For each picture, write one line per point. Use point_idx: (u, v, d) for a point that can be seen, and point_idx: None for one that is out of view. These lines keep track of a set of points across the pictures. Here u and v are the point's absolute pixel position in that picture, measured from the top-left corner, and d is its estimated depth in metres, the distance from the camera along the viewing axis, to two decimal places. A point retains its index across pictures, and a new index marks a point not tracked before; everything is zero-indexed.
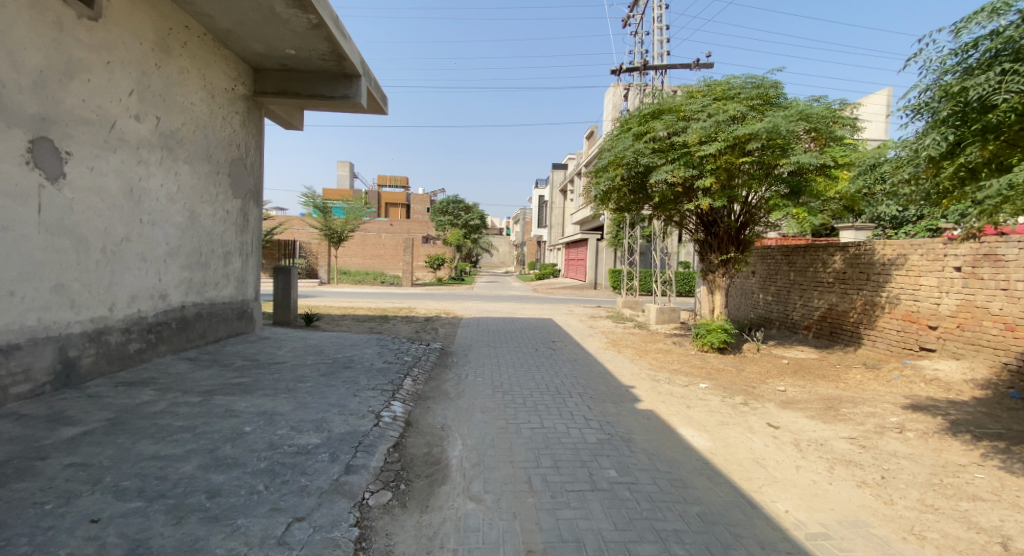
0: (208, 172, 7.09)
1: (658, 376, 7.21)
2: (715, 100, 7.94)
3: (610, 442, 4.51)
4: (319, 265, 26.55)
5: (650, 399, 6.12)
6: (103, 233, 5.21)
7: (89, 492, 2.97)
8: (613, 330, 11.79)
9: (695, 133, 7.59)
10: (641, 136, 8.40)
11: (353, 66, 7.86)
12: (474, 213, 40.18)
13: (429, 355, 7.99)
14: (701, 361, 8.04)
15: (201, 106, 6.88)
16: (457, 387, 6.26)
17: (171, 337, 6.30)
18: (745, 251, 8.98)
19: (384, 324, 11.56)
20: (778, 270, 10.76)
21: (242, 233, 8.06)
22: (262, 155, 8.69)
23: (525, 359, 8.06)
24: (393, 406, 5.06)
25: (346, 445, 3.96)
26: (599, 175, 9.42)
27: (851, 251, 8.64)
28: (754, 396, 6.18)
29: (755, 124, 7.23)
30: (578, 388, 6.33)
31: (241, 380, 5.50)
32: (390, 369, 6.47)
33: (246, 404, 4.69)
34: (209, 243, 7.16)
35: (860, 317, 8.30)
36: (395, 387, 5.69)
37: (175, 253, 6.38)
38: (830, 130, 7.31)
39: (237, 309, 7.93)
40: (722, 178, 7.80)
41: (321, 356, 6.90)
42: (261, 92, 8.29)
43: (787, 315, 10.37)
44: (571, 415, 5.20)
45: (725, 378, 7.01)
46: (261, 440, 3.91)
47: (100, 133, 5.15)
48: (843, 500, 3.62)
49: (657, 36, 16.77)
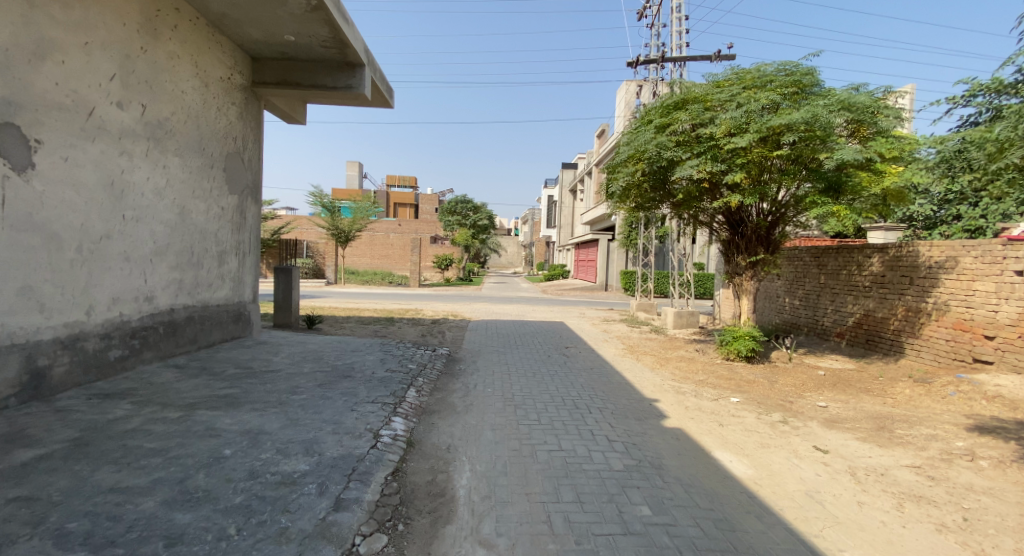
0: (201, 166, 6.63)
1: (683, 388, 6.63)
2: (744, 89, 7.37)
3: (639, 471, 3.95)
4: (328, 265, 26.11)
5: (677, 415, 5.56)
6: (79, 230, 4.74)
7: (26, 538, 2.48)
8: (630, 335, 11.20)
9: (725, 125, 7.06)
10: (664, 128, 7.88)
11: (356, 54, 7.38)
12: (483, 212, 39.71)
13: (435, 362, 7.48)
14: (728, 371, 7.43)
15: (193, 96, 6.42)
16: (465, 399, 5.74)
17: (158, 343, 5.82)
18: (774, 253, 8.36)
19: (389, 327, 11.06)
20: (806, 273, 10.16)
21: (238, 231, 7.61)
22: (261, 149, 8.23)
23: (537, 367, 7.50)
24: (393, 423, 4.54)
25: (337, 474, 3.44)
26: (617, 170, 8.86)
27: (891, 253, 8.06)
28: (793, 413, 5.61)
29: (791, 114, 6.66)
30: (598, 401, 5.79)
31: (229, 391, 5.00)
32: (392, 379, 5.96)
33: (230, 421, 4.18)
34: (202, 241, 6.70)
35: (902, 324, 7.72)
36: (397, 401, 5.18)
37: (163, 252, 5.91)
38: (874, 121, 6.70)
39: (233, 312, 7.47)
40: (753, 173, 7.23)
41: (320, 364, 6.41)
42: (260, 83, 7.83)
43: (816, 321, 9.76)
44: (592, 435, 4.64)
45: (758, 392, 6.41)
46: (240, 467, 3.39)
47: (76, 121, 4.70)
48: (923, 549, 3.05)
49: (675, 28, 16.14)
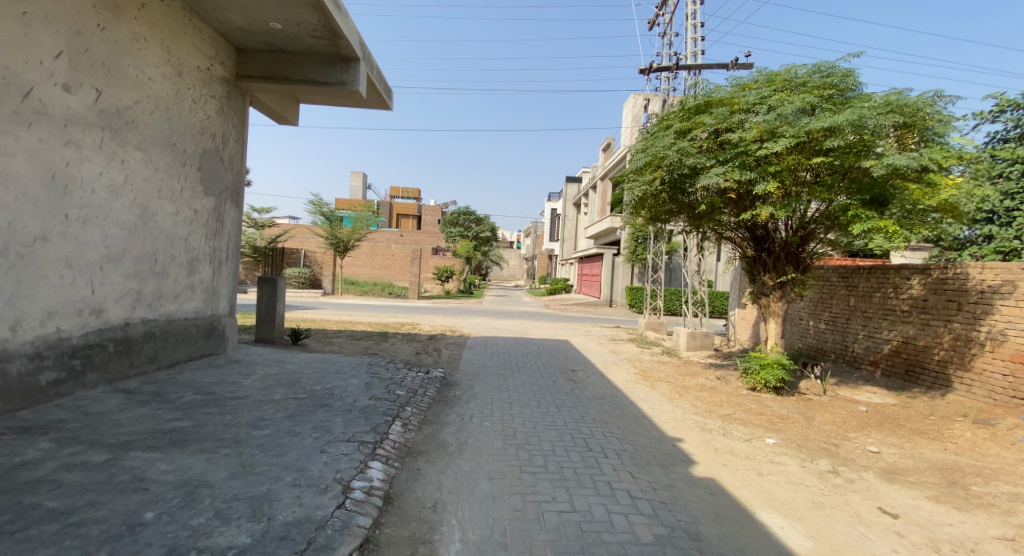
0: (171, 163, 5.87)
1: (709, 425, 5.82)
2: (776, 91, 6.64)
3: (674, 544, 3.15)
4: (325, 275, 25.23)
5: (707, 461, 4.76)
6: (5, 230, 4.00)
7: None
8: (640, 357, 10.42)
9: (756, 129, 6.32)
10: (685, 133, 7.17)
11: (350, 47, 6.66)
12: (485, 225, 39.13)
13: (428, 387, 6.67)
14: (757, 405, 6.61)
15: (164, 85, 5.67)
16: (459, 436, 4.94)
17: (106, 363, 5.05)
18: (804, 272, 7.57)
19: (381, 343, 10.27)
20: (834, 294, 9.37)
21: (214, 237, 6.86)
22: (244, 148, 7.50)
23: (543, 394, 6.72)
24: (369, 471, 3.74)
25: (286, 551, 2.63)
26: (632, 179, 8.14)
27: (933, 274, 7.30)
28: (842, 461, 4.84)
29: (832, 117, 5.93)
30: (613, 441, 5.00)
31: (178, 424, 4.22)
32: (376, 410, 5.15)
33: (166, 469, 3.39)
34: (168, 247, 5.92)
35: (949, 354, 6.93)
36: (378, 439, 4.38)
37: (117, 259, 5.15)
38: (927, 126, 5.94)
39: (204, 327, 6.70)
40: (786, 184, 6.48)
41: (296, 389, 5.63)
42: (244, 76, 7.10)
43: (845, 347, 8.98)
44: (610, 490, 3.84)
45: (795, 432, 5.62)
46: (160, 541, 2.60)
47: (7, 102, 3.98)
48: None
49: (690, 34, 15.54)
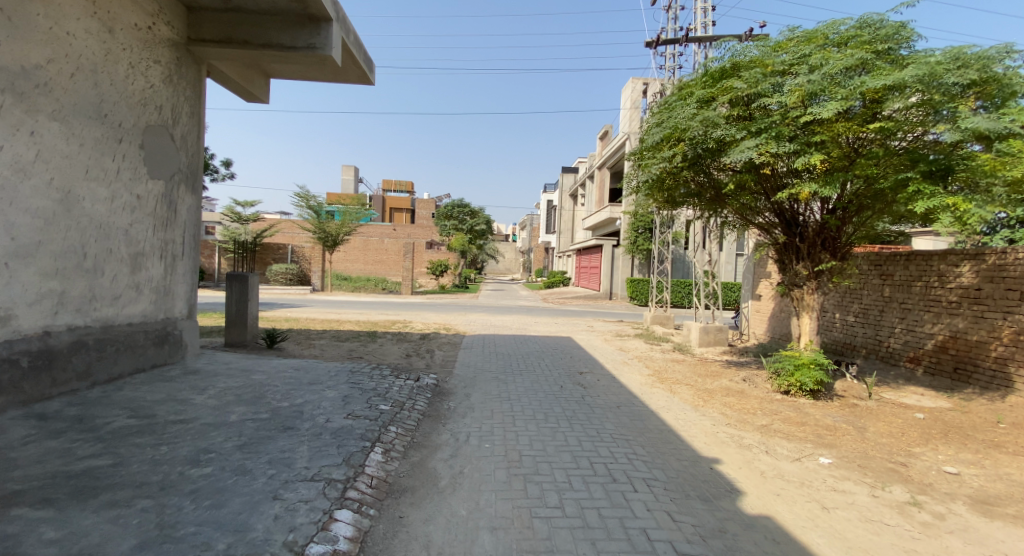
0: (103, 138, 4.91)
1: (747, 440, 4.95)
2: (817, 47, 5.72)
3: None
4: (313, 271, 24.15)
5: (757, 489, 3.90)
6: None
7: None
8: (651, 356, 9.53)
9: (796, 92, 5.43)
10: (710, 101, 6.27)
11: (318, 3, 5.63)
12: (480, 217, 38.10)
13: (416, 399, 5.75)
14: (797, 413, 5.74)
15: (89, 42, 4.69)
16: (453, 466, 4.03)
17: (18, 383, 4.13)
18: (843, 259, 6.69)
19: (368, 345, 9.30)
20: (865, 284, 8.54)
21: (165, 228, 5.90)
22: (199, 125, 6.49)
23: (550, 404, 5.82)
24: (335, 529, 2.83)
25: None
26: (646, 157, 7.22)
27: (988, 260, 6.44)
28: (920, 487, 3.98)
29: (890, 75, 5.06)
30: (638, 467, 4.11)
31: (92, 464, 3.29)
32: (351, 432, 4.24)
33: (50, 538, 2.48)
34: (103, 239, 4.97)
35: (1009, 350, 6.07)
36: (351, 475, 3.47)
37: (30, 254, 4.20)
38: (1000, 83, 5.03)
39: (155, 333, 5.75)
40: (831, 157, 5.59)
41: (257, 408, 4.70)
42: (197, 40, 6.09)
43: (879, 342, 8.15)
44: (650, 543, 2.97)
45: (849, 447, 4.77)
46: None
47: None
48: None
49: (699, 5, 14.56)
